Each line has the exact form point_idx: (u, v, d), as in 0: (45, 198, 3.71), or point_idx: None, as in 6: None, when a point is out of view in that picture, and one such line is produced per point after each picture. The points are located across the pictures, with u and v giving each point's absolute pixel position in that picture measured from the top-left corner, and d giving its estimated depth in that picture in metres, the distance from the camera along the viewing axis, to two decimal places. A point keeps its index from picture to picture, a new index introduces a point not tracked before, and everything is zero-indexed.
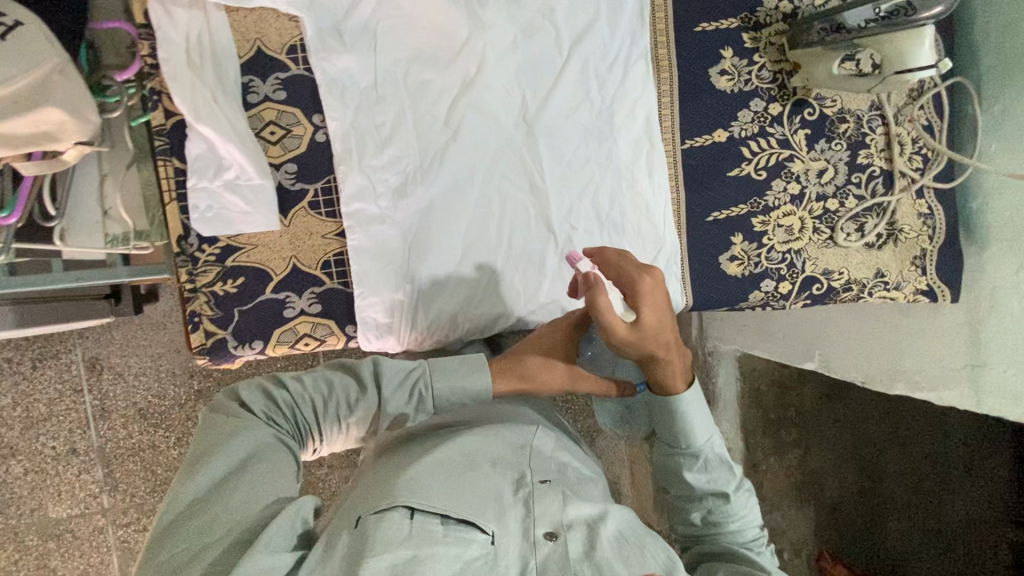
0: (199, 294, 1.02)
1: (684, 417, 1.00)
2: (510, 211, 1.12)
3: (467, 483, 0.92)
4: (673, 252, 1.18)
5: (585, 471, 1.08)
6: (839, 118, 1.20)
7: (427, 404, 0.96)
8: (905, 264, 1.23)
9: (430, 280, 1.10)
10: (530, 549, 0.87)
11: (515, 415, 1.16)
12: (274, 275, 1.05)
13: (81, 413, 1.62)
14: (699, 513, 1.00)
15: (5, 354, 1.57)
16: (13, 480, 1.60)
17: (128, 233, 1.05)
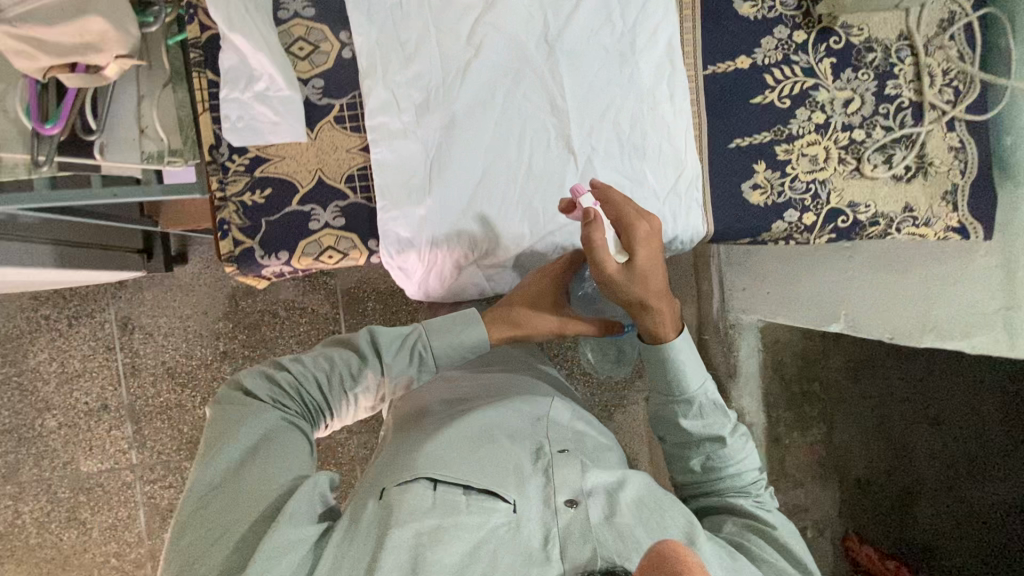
0: (229, 202, 1.01)
1: (677, 366, 0.99)
2: (531, 131, 1.08)
3: (488, 455, 0.91)
4: (695, 177, 1.12)
5: (602, 439, 1.10)
6: (866, 48, 1.15)
7: (428, 363, 1.00)
8: (935, 200, 1.15)
9: (452, 200, 1.06)
10: (553, 517, 0.85)
11: (527, 386, 1.16)
12: (301, 188, 1.04)
13: (113, 370, 1.67)
14: (698, 460, 1.00)
15: (43, 311, 1.64)
16: (47, 433, 1.66)
17: (163, 148, 0.93)
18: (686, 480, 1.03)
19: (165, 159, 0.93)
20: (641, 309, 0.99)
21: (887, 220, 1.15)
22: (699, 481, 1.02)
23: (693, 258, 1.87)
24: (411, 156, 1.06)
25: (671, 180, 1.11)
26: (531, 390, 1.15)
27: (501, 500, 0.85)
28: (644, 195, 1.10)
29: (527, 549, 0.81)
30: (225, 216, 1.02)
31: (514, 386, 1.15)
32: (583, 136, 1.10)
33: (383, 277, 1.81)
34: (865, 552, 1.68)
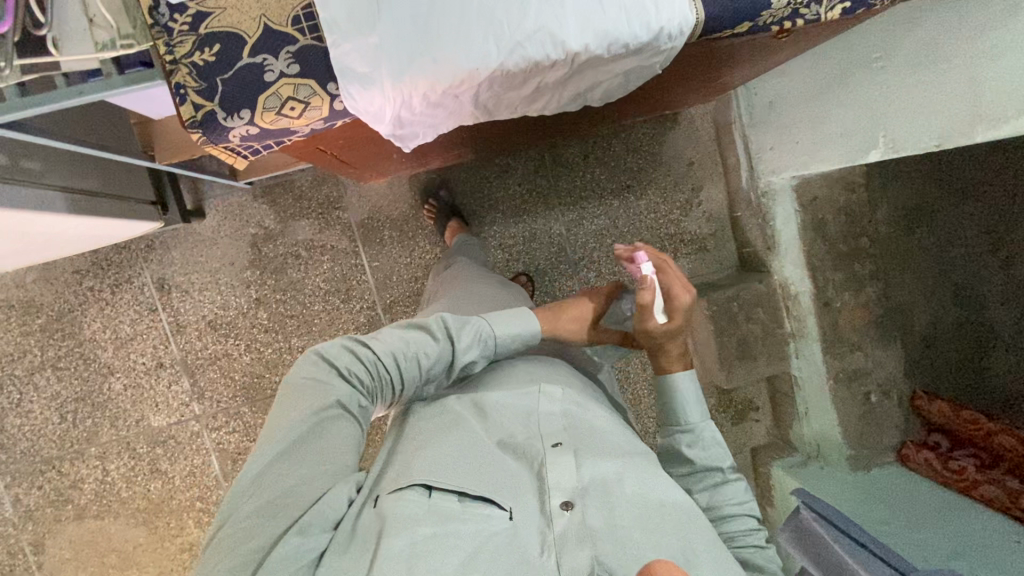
0: (179, 67, 0.77)
1: (677, 396, 1.00)
2: None
3: (477, 468, 0.82)
4: None
5: (600, 416, 0.97)
6: None
7: (492, 348, 1.01)
8: None
9: (405, 22, 0.76)
10: (549, 528, 0.77)
11: (529, 364, 1.07)
12: (249, 39, 0.78)
13: (161, 329, 1.76)
14: (703, 496, 0.94)
15: (87, 283, 1.73)
16: (116, 396, 1.77)
17: (116, 36, 0.76)
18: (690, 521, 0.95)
19: (117, 45, 0.76)
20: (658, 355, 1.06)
21: None
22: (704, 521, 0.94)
23: (714, 129, 1.79)
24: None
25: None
26: (530, 366, 1.06)
27: (496, 509, 0.78)
28: None
29: (524, 555, 0.74)
30: (178, 82, 0.78)
31: (501, 376, 1.02)
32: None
33: (394, 204, 1.80)
34: (938, 408, 1.56)
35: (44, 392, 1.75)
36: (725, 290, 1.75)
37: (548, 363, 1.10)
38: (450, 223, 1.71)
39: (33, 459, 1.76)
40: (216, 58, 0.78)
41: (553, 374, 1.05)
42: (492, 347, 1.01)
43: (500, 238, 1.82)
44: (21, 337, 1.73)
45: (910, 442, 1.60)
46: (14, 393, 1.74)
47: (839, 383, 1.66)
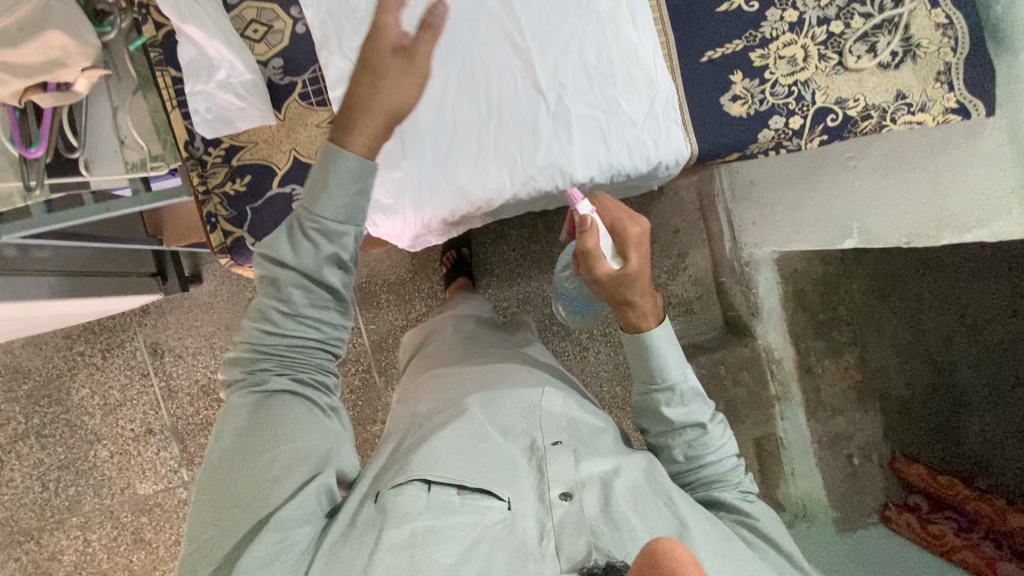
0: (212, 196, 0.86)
1: (655, 352, 0.88)
2: (493, 76, 0.81)
3: (481, 459, 0.84)
4: (669, 94, 0.83)
5: (597, 422, 1.00)
6: None
7: (338, 223, 0.68)
8: (930, 84, 0.85)
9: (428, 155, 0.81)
10: (547, 512, 0.79)
11: (511, 369, 1.08)
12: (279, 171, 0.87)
13: (152, 395, 1.73)
14: (684, 454, 0.90)
15: (78, 348, 1.71)
16: (102, 463, 1.73)
17: (146, 157, 0.79)
18: (670, 477, 0.94)
19: (147, 166, 0.79)
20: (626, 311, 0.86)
21: (880, 112, 0.84)
22: (683, 475, 0.92)
23: (700, 200, 1.87)
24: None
25: (648, 77, 0.81)
26: (519, 375, 1.05)
27: (495, 497, 0.79)
28: (620, 123, 0.82)
29: (522, 547, 0.75)
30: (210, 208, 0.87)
31: (496, 376, 1.05)
32: (545, 32, 0.81)
33: (390, 268, 1.82)
34: (915, 471, 1.62)
35: (27, 460, 1.70)
36: (712, 353, 1.80)
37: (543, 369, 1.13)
38: (459, 280, 1.74)
39: (12, 530, 1.70)
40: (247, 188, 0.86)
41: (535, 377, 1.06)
42: (340, 229, 0.69)
43: (494, 299, 1.86)
44: (6, 404, 1.69)
45: (891, 505, 1.65)
46: None
47: (822, 446, 1.72)
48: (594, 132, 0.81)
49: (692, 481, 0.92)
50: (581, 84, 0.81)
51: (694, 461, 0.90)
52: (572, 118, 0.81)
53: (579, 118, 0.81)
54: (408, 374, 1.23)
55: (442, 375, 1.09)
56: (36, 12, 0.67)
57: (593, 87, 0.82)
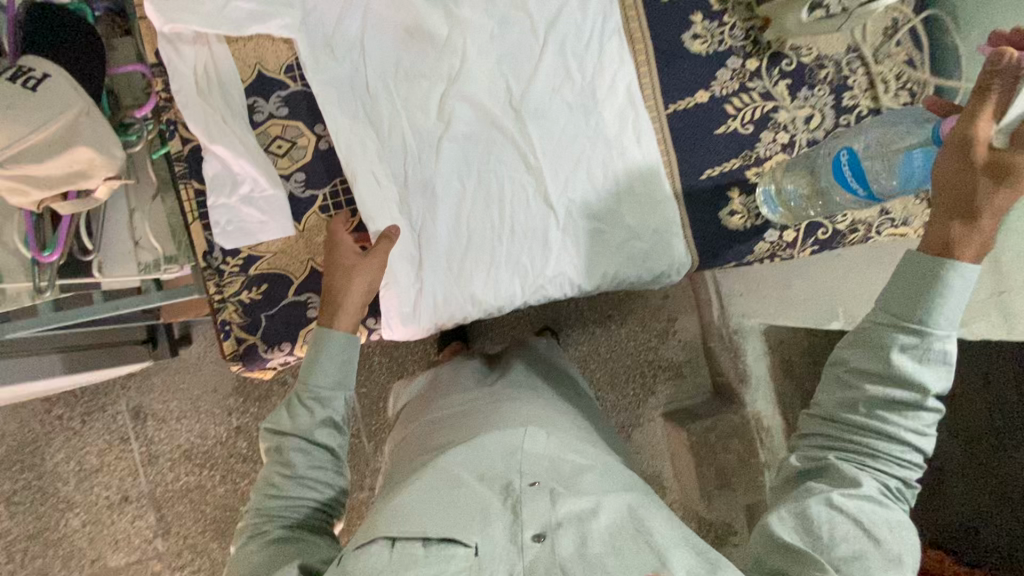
0: (228, 305, 0.73)
1: (937, 286, 0.55)
2: (507, 193, 0.79)
3: (451, 506, 0.65)
4: (673, 211, 0.83)
5: (583, 458, 0.73)
6: (819, 65, 0.88)
7: (329, 389, 0.67)
8: (911, 199, 0.91)
9: (440, 264, 0.77)
10: (516, 557, 0.61)
11: (511, 408, 0.85)
12: (297, 280, 0.75)
13: (131, 461, 1.62)
14: (872, 401, 0.58)
15: (57, 411, 1.60)
16: (73, 533, 1.59)
17: (160, 258, 0.79)
18: (813, 421, 0.62)
19: (160, 269, 0.79)
20: (946, 203, 0.56)
21: (866, 226, 0.90)
22: (835, 425, 0.60)
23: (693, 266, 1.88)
24: (378, 217, 0.76)
25: (652, 189, 0.82)
26: (516, 412, 0.84)
27: (460, 543, 0.61)
28: (626, 236, 0.81)
29: None
30: (224, 318, 0.74)
31: (489, 416, 0.84)
32: (554, 145, 0.80)
33: None
34: None
35: None
36: (702, 420, 1.68)
37: (557, 409, 0.90)
38: None
39: None
40: (262, 296, 0.74)
41: (533, 414, 0.84)
42: (332, 398, 0.67)
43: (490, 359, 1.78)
44: None
45: None
46: None
47: None
48: (600, 245, 0.81)
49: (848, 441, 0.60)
50: (587, 195, 0.80)
51: (879, 419, 0.58)
52: (578, 226, 0.80)
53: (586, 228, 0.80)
54: (402, 423, 1.03)
55: (436, 426, 0.89)
56: (65, 130, 0.68)
57: (603, 200, 0.81)
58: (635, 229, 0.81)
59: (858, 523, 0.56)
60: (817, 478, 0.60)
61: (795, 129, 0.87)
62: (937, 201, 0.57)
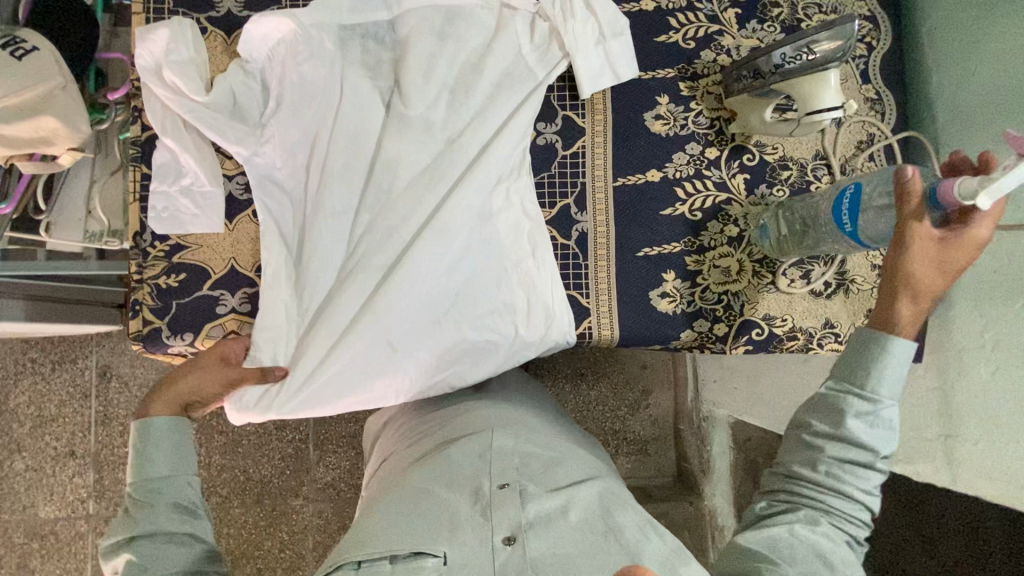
0: (142, 286, 0.77)
1: (886, 361, 0.62)
2: (401, 280, 0.76)
3: (419, 517, 0.63)
4: (561, 315, 0.80)
5: (549, 450, 0.75)
6: (782, 165, 0.87)
7: (164, 476, 0.68)
8: (859, 318, 0.88)
9: (329, 336, 0.76)
10: (488, 560, 0.59)
11: (481, 412, 0.82)
12: (214, 275, 0.78)
13: (86, 418, 1.58)
14: (829, 462, 0.61)
15: (32, 354, 1.60)
16: (14, 475, 1.56)
17: (105, 230, 0.84)
18: (771, 475, 0.65)
19: (103, 240, 0.83)
20: (895, 286, 0.64)
21: (807, 335, 0.87)
22: (795, 480, 0.62)
23: None
24: (272, 293, 0.77)
25: (543, 326, 0.80)
26: (490, 414, 0.81)
27: (428, 555, 0.59)
28: (513, 339, 0.79)
29: None
30: (136, 298, 0.77)
31: (457, 421, 0.81)
32: (453, 274, 0.78)
33: None
34: None
35: None
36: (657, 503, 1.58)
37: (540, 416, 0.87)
38: None
39: None
40: (179, 285, 0.77)
41: (507, 414, 0.82)
42: (170, 485, 0.67)
43: None
44: None
45: None
46: None
47: None
48: (485, 346, 0.79)
49: (800, 497, 0.62)
50: (478, 328, 0.79)
51: (833, 478, 0.61)
52: (468, 337, 0.78)
53: (469, 362, 0.79)
54: (374, 443, 0.98)
55: (410, 433, 0.85)
56: (39, 98, 0.73)
57: (492, 336, 0.79)
58: (519, 336, 0.79)
59: (818, 559, 0.57)
60: (779, 520, 0.61)
61: (746, 225, 0.86)
62: (888, 286, 0.65)
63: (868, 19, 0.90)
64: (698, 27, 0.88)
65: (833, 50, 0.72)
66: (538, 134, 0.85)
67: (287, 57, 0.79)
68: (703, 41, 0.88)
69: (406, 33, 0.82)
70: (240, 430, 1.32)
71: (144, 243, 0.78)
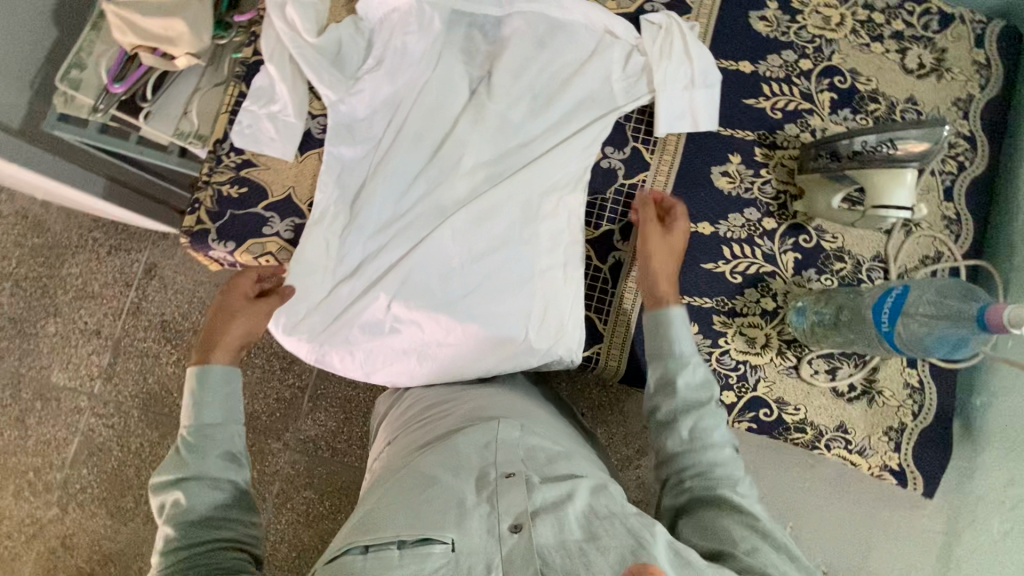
0: (206, 189, 0.82)
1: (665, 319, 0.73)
2: (431, 253, 0.80)
3: (425, 504, 0.61)
4: (573, 332, 0.81)
5: (557, 445, 0.72)
6: (836, 256, 0.85)
7: (217, 421, 0.68)
8: (877, 431, 0.83)
9: (354, 289, 0.80)
10: (495, 548, 0.58)
11: (488, 399, 0.80)
12: (271, 196, 0.83)
13: (122, 304, 1.65)
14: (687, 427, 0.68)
15: (95, 233, 1.67)
16: (42, 336, 1.64)
17: (193, 132, 0.91)
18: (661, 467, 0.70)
19: (189, 139, 0.90)
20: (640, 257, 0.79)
21: (816, 431, 0.83)
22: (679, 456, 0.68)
23: None
24: (312, 232, 0.81)
25: (552, 338, 0.80)
26: (498, 404, 0.78)
27: (436, 541, 0.57)
28: (520, 342, 0.80)
29: None
30: (198, 198, 0.83)
31: (462, 404, 0.79)
32: (483, 263, 0.81)
33: None
34: None
35: None
36: None
37: (557, 421, 0.85)
38: None
39: None
40: (238, 197, 0.83)
41: (514, 405, 0.79)
42: (220, 431, 0.68)
43: None
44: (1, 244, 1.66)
45: None
46: None
47: None
48: (492, 341, 0.80)
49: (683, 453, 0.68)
50: (491, 322, 0.80)
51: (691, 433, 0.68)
52: (477, 325, 0.79)
53: (474, 351, 0.81)
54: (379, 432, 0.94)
55: (412, 420, 0.81)
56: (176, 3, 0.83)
57: (503, 331, 0.80)
58: (526, 342, 0.80)
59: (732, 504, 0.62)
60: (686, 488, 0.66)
61: (783, 302, 0.85)
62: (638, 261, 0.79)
63: (967, 140, 0.88)
64: (789, 100, 0.88)
65: (913, 155, 0.72)
66: (604, 157, 0.87)
67: (397, 25, 0.85)
68: (790, 115, 0.88)
69: (511, 31, 0.86)
70: (251, 360, 1.37)
71: (220, 151, 0.84)
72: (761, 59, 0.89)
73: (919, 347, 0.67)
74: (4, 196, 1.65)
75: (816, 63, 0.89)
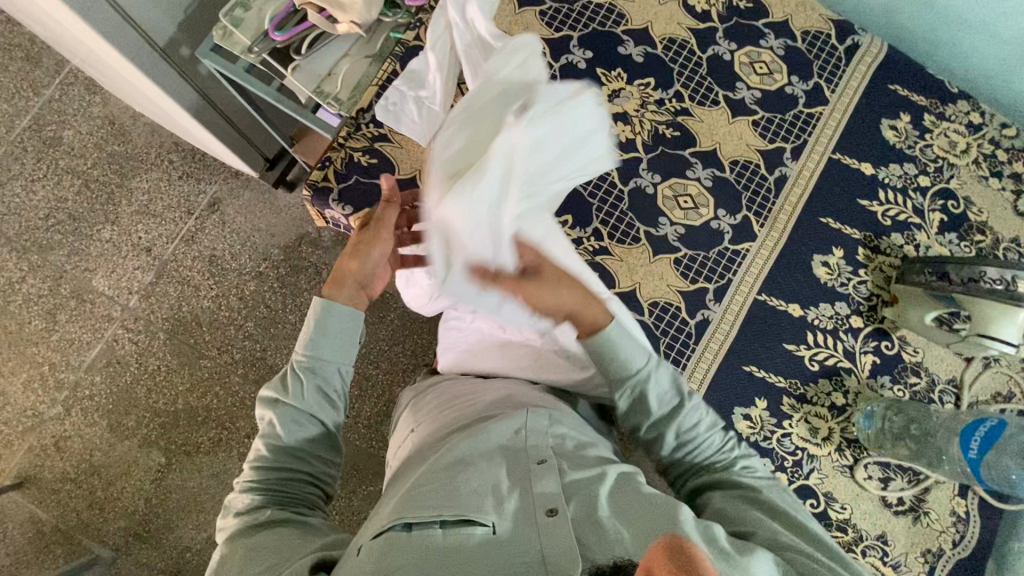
0: (339, 150, 0.86)
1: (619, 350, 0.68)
2: None
3: (461, 486, 0.59)
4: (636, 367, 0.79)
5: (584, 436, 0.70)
6: (912, 370, 0.87)
7: (325, 361, 0.72)
8: (915, 550, 0.83)
9: None
10: (533, 535, 0.54)
11: (518, 393, 0.77)
12: (397, 173, 0.87)
13: (180, 229, 1.58)
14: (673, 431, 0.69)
15: (175, 152, 1.62)
16: (95, 240, 1.58)
17: (332, 94, 0.94)
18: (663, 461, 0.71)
19: (328, 100, 0.94)
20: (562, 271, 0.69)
21: (856, 535, 0.82)
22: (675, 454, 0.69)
23: None
24: None
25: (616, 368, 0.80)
26: (531, 398, 0.76)
27: (475, 524, 0.55)
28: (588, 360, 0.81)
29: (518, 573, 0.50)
30: (330, 157, 0.86)
31: (497, 396, 0.77)
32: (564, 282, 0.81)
33: None
34: None
35: (48, 185, 1.60)
36: None
37: None
38: None
39: None
40: (366, 165, 0.86)
41: (546, 399, 0.77)
42: (327, 371, 0.72)
43: None
44: (79, 138, 1.62)
45: None
46: (26, 167, 1.61)
47: None
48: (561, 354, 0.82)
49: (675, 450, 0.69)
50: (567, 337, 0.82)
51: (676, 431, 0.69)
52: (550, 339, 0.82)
53: (535, 359, 0.83)
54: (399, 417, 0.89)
55: (442, 404, 0.79)
56: None
57: (567, 348, 0.82)
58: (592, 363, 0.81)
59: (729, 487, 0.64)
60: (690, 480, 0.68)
61: (853, 401, 0.86)
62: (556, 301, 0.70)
63: None
64: (900, 211, 0.91)
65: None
66: (714, 218, 0.89)
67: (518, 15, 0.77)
68: (898, 225, 0.90)
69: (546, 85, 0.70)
70: None
71: (362, 120, 0.88)
72: (883, 165, 0.92)
73: (1005, 481, 0.75)
74: (99, 98, 1.63)
75: (933, 182, 0.92)
